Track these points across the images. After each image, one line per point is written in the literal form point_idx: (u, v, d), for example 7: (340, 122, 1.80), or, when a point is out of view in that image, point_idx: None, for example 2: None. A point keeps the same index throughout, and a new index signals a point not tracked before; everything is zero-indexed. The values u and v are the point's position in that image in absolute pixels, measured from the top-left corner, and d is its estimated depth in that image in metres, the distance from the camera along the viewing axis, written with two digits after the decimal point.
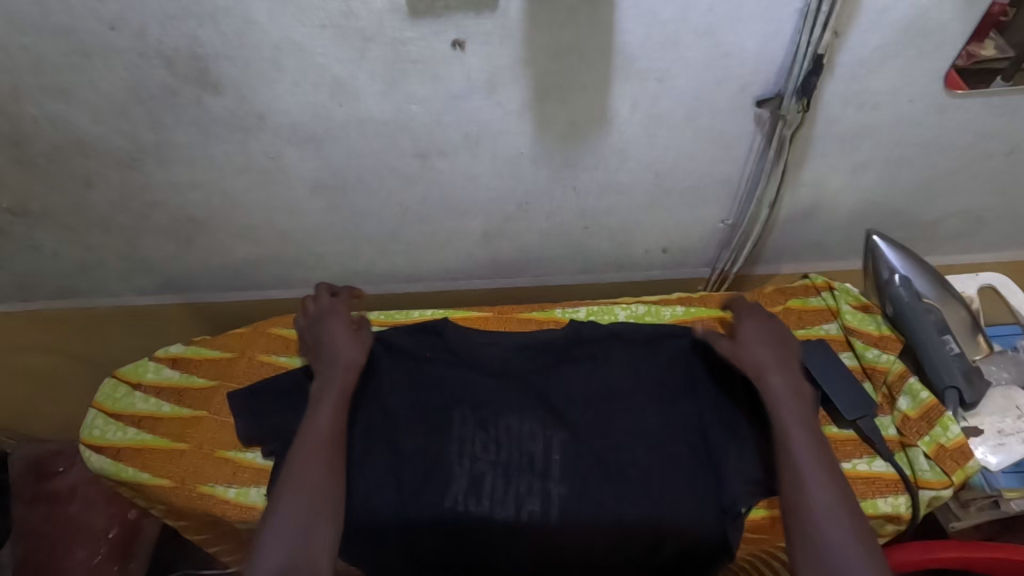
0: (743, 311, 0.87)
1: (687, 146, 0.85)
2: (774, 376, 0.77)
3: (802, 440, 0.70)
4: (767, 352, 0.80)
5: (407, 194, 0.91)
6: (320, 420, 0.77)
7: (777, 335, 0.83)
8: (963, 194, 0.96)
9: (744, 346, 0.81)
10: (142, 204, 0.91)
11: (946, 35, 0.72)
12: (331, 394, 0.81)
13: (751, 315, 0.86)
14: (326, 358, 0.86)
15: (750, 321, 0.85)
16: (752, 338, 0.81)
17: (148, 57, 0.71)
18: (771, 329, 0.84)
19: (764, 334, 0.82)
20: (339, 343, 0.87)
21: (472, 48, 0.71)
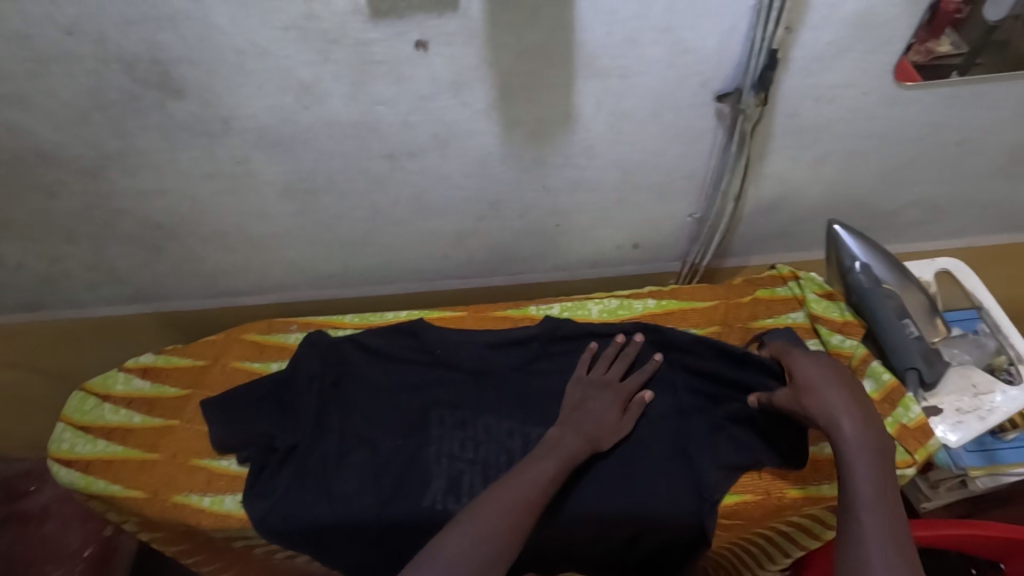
0: (796, 357, 0.81)
1: (652, 143, 0.87)
2: (845, 423, 0.69)
3: (874, 513, 0.60)
4: (837, 397, 0.72)
5: (378, 196, 0.91)
6: (535, 473, 0.73)
7: (846, 379, 0.75)
8: (918, 184, 1.00)
9: (807, 393, 0.74)
10: (107, 212, 0.90)
11: (894, 29, 0.75)
12: (560, 452, 0.78)
13: (809, 359, 0.80)
14: (573, 422, 0.84)
15: (810, 365, 0.78)
16: (815, 382, 0.75)
17: (108, 63, 0.70)
18: (834, 370, 0.77)
19: (828, 376, 0.75)
20: (587, 420, 0.84)
21: (435, 49, 0.72)
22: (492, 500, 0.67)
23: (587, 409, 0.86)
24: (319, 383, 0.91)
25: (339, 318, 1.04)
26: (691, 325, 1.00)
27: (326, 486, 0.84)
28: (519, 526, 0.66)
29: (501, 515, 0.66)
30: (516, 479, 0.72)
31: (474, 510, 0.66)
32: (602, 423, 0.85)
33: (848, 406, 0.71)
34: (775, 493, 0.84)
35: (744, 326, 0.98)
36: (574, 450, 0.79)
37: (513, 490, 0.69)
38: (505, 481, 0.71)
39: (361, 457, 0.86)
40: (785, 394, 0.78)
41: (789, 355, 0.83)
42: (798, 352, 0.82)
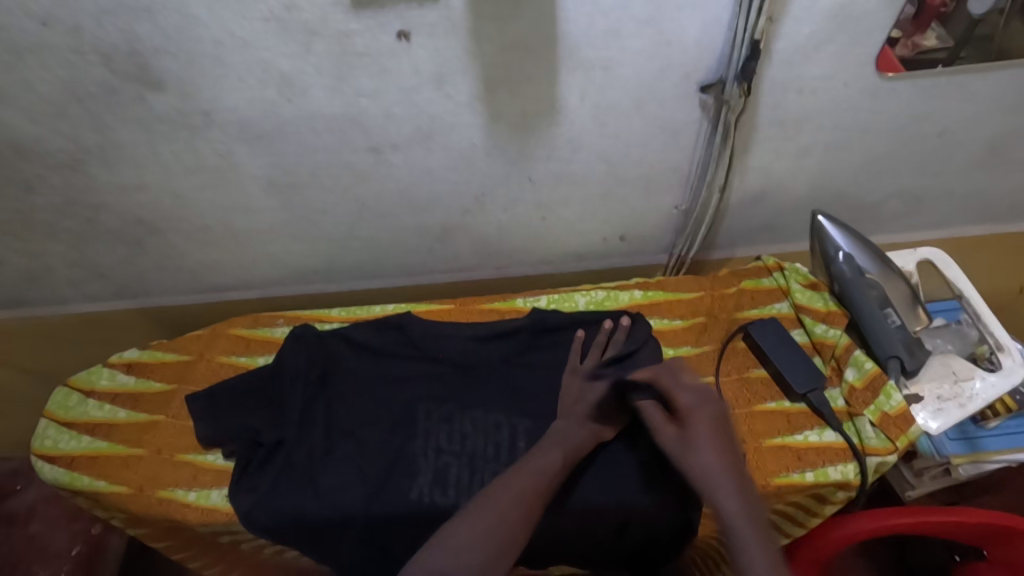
0: (686, 398, 0.76)
1: (637, 134, 0.87)
2: (723, 481, 0.67)
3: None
4: (716, 450, 0.70)
5: (362, 189, 0.91)
6: (540, 464, 0.75)
7: (730, 434, 0.72)
8: (901, 175, 1.01)
9: (692, 446, 0.71)
10: (88, 207, 0.89)
11: (874, 21, 0.75)
12: (566, 444, 0.79)
13: (699, 401, 0.75)
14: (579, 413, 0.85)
15: (703, 411, 0.74)
16: (698, 432, 0.72)
17: (85, 54, 0.69)
18: (722, 421, 0.73)
19: (715, 430, 0.71)
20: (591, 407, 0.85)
21: (417, 40, 0.71)
22: (499, 492, 0.69)
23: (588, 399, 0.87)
24: (304, 378, 0.91)
25: (326, 312, 1.03)
26: (677, 317, 1.00)
27: (312, 480, 0.84)
28: (531, 516, 0.68)
29: (512, 504, 0.68)
30: (524, 468, 0.74)
31: (485, 501, 0.68)
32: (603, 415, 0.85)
33: (730, 473, 0.67)
34: (760, 481, 0.82)
35: (730, 317, 0.99)
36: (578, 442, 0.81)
37: (523, 481, 0.71)
38: (513, 472, 0.73)
39: (347, 451, 0.86)
40: (671, 438, 0.74)
41: (679, 394, 0.77)
42: (694, 389, 0.77)
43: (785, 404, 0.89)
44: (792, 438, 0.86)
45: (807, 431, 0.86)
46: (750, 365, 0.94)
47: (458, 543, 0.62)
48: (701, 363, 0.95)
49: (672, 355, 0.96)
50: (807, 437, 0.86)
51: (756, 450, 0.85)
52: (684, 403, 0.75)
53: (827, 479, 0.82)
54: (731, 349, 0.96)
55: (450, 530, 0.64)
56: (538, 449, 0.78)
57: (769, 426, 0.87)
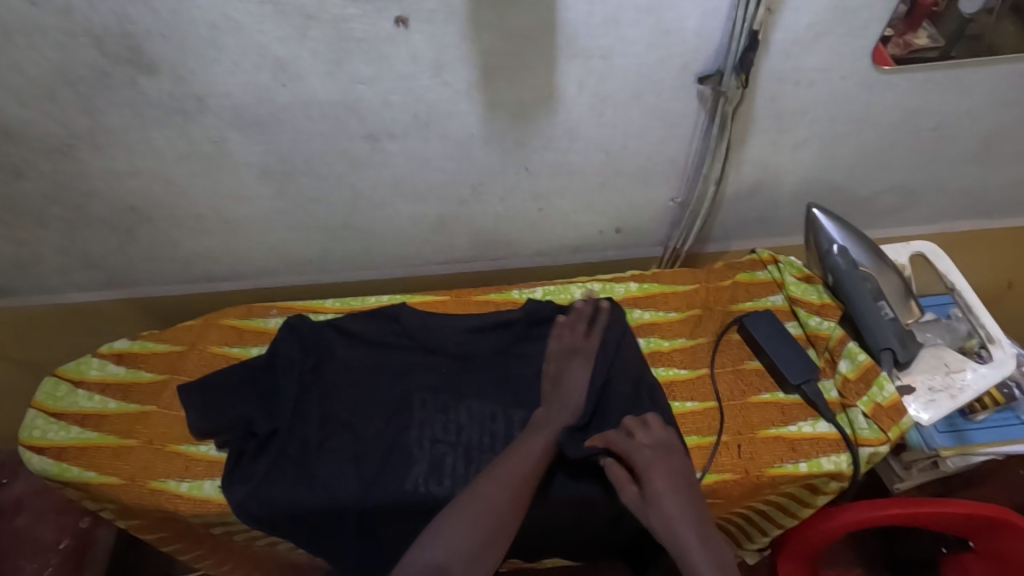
0: (644, 457, 0.75)
1: (634, 125, 0.87)
2: (692, 547, 0.67)
3: None
4: (679, 511, 0.70)
5: (358, 177, 0.90)
6: (529, 448, 0.77)
7: (687, 487, 0.73)
8: (894, 169, 1.02)
9: (656, 508, 0.70)
10: (78, 194, 0.88)
11: (872, 13, 0.76)
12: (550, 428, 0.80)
13: (656, 458, 0.74)
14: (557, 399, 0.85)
15: (661, 467, 0.73)
16: (660, 495, 0.71)
17: (76, 35, 0.68)
18: (679, 474, 0.74)
19: (675, 488, 0.72)
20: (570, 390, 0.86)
21: (416, 27, 0.71)
22: (492, 480, 0.72)
23: (567, 380, 0.88)
24: (299, 367, 0.90)
25: (320, 303, 1.03)
26: (672, 309, 1.00)
27: (307, 469, 0.83)
28: (522, 498, 0.72)
29: (504, 488, 0.71)
30: (517, 454, 0.76)
31: (477, 490, 0.71)
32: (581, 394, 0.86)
33: (694, 524, 0.69)
34: (754, 472, 0.83)
35: (724, 309, 0.99)
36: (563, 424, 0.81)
37: (515, 465, 0.74)
38: (504, 457, 0.75)
39: (341, 442, 0.85)
40: (633, 498, 0.73)
41: (636, 453, 0.75)
42: (650, 443, 0.76)
43: (779, 395, 0.90)
44: (786, 429, 0.86)
45: (801, 422, 0.87)
46: (745, 357, 0.94)
47: (449, 530, 0.67)
48: (696, 355, 0.95)
49: (667, 347, 0.96)
50: (802, 428, 0.86)
51: (750, 442, 0.86)
52: (642, 463, 0.74)
53: (821, 470, 0.82)
54: (726, 341, 0.96)
55: (442, 520, 0.69)
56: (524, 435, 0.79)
57: (764, 417, 0.88)
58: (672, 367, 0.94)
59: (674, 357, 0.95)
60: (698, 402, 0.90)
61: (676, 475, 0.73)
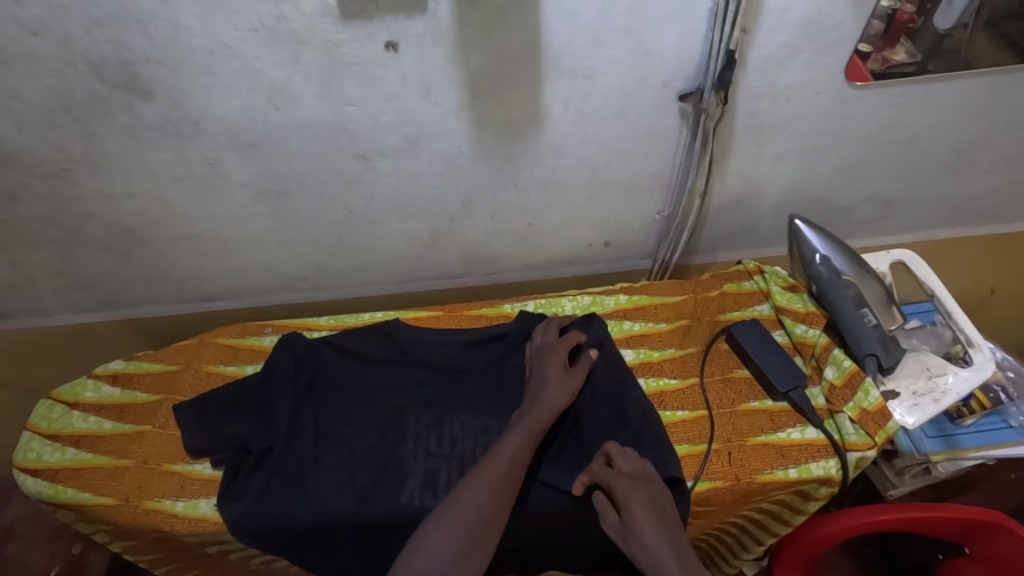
0: (623, 485, 0.73)
1: (619, 141, 0.90)
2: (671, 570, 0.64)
3: None
4: (658, 537, 0.67)
5: (351, 196, 0.92)
6: (509, 450, 0.75)
7: (667, 516, 0.71)
8: (873, 180, 1.05)
9: (635, 534, 0.68)
10: (74, 216, 0.89)
11: (842, 31, 0.79)
12: (526, 423, 0.79)
13: (635, 486, 0.73)
14: (534, 394, 0.84)
15: (639, 495, 0.72)
16: (639, 521, 0.69)
17: (75, 63, 0.70)
18: (658, 503, 0.72)
19: (654, 513, 0.70)
20: (549, 385, 0.84)
21: (405, 50, 0.73)
22: (473, 483, 0.70)
23: (543, 373, 0.86)
24: (294, 383, 0.91)
25: (314, 320, 1.04)
26: (662, 319, 1.02)
27: (302, 485, 0.83)
28: (503, 500, 0.70)
29: (485, 489, 0.70)
30: (494, 455, 0.74)
31: (459, 494, 0.69)
32: (563, 385, 0.84)
33: (672, 546, 0.66)
34: (744, 479, 0.84)
35: (712, 319, 1.01)
36: (542, 421, 0.80)
37: (493, 466, 0.73)
38: (485, 459, 0.74)
39: (336, 458, 0.85)
40: (614, 526, 0.72)
41: (616, 481, 0.74)
42: (629, 470, 0.76)
43: (768, 403, 0.91)
44: (775, 436, 0.88)
45: (789, 429, 0.88)
46: (733, 366, 0.96)
47: (433, 539, 0.64)
48: (685, 364, 0.97)
49: (657, 358, 0.97)
50: (790, 434, 0.88)
51: (740, 449, 0.87)
52: (622, 490, 0.73)
53: (810, 475, 0.84)
54: (715, 350, 0.98)
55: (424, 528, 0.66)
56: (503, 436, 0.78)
57: (753, 424, 0.89)
58: (662, 377, 0.95)
59: (665, 367, 0.96)
60: (688, 411, 0.91)
61: (656, 503, 0.72)
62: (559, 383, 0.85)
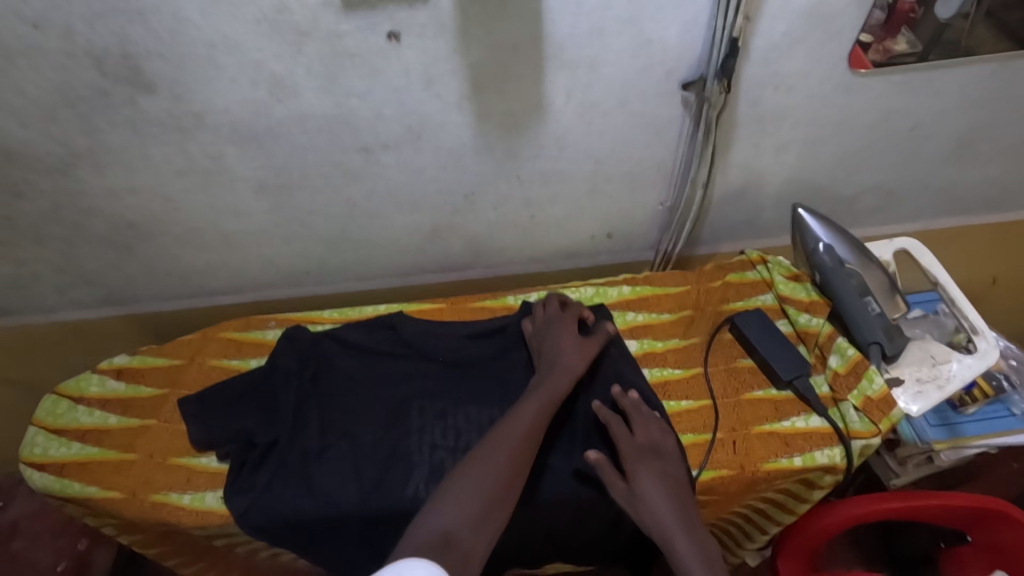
0: (635, 452, 0.77)
1: (621, 132, 0.89)
2: (677, 538, 0.68)
3: None
4: (665, 506, 0.71)
5: (353, 189, 0.92)
6: (525, 417, 0.76)
7: (675, 485, 0.74)
8: (875, 169, 1.05)
9: (642, 502, 0.72)
10: (77, 211, 0.89)
11: (845, 19, 0.79)
12: (543, 391, 0.81)
13: (646, 457, 0.77)
14: (548, 359, 0.87)
15: (649, 464, 0.76)
16: (649, 490, 0.73)
17: (77, 57, 0.70)
18: (668, 472, 0.76)
19: (664, 482, 0.74)
20: (565, 351, 0.87)
21: (407, 41, 0.73)
22: (493, 445, 0.71)
23: (555, 345, 0.88)
24: (298, 377, 0.91)
25: (318, 314, 1.04)
26: (665, 310, 1.02)
27: (307, 477, 0.83)
28: (521, 463, 0.70)
29: (503, 452, 0.70)
30: (510, 423, 0.75)
31: (479, 456, 0.69)
32: (577, 352, 0.87)
33: (678, 515, 0.70)
34: (749, 467, 0.84)
35: (716, 309, 1.01)
36: (558, 387, 0.82)
37: (511, 430, 0.73)
38: (503, 425, 0.75)
39: (341, 450, 0.86)
40: (621, 492, 0.75)
41: (630, 449, 0.77)
42: (643, 435, 0.79)
43: (772, 392, 0.91)
44: (779, 425, 0.88)
45: (794, 418, 0.88)
46: (737, 355, 0.96)
47: (454, 496, 0.64)
48: (690, 355, 0.97)
49: (661, 348, 0.97)
50: (795, 423, 0.88)
51: (745, 438, 0.87)
52: (633, 457, 0.77)
53: (815, 463, 0.84)
54: (719, 340, 0.98)
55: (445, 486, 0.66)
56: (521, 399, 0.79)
57: (758, 414, 0.89)
58: (666, 367, 0.95)
59: (669, 357, 0.96)
60: (693, 401, 0.91)
61: (665, 474, 0.75)
62: (575, 349, 0.88)
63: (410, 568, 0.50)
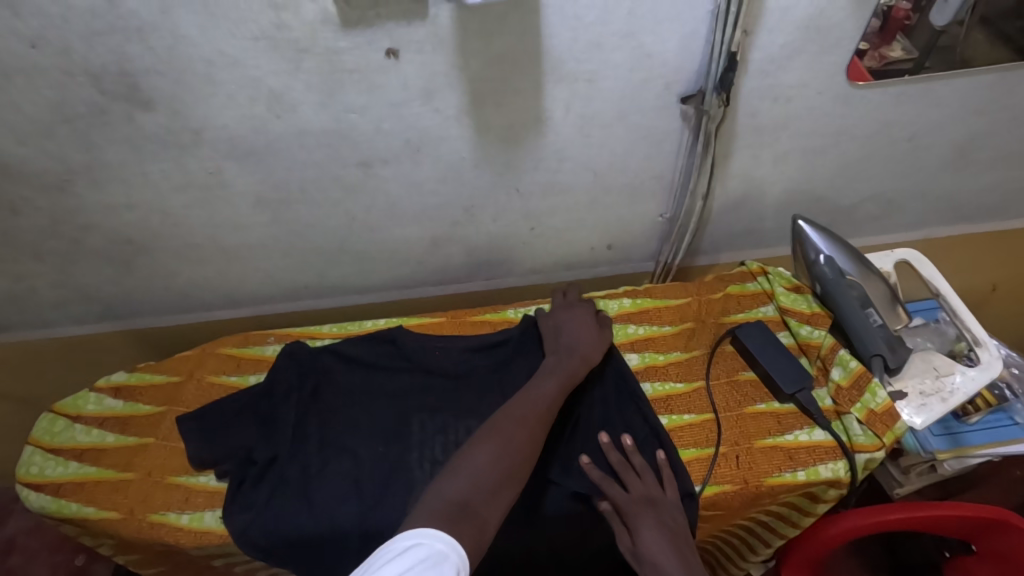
0: (632, 509, 0.77)
1: (620, 144, 0.89)
2: None
3: None
4: (668, 557, 0.71)
5: (351, 203, 0.92)
6: (538, 394, 0.79)
7: (677, 536, 0.74)
8: (874, 179, 1.04)
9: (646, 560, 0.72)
10: (74, 228, 0.89)
11: (842, 32, 0.79)
12: (563, 374, 0.84)
13: (643, 511, 0.76)
14: (565, 346, 0.90)
15: (647, 519, 0.75)
16: (652, 545, 0.73)
17: (74, 75, 0.69)
18: (667, 524, 0.75)
19: (667, 536, 0.74)
20: (577, 340, 0.91)
21: (406, 57, 0.73)
22: (510, 418, 0.74)
23: (576, 335, 0.92)
24: (298, 393, 0.91)
25: (316, 329, 1.03)
26: (666, 322, 1.01)
27: (308, 495, 0.82)
28: (537, 433, 0.74)
29: (520, 426, 0.73)
30: (530, 398, 0.78)
31: (498, 428, 0.72)
32: (595, 343, 0.91)
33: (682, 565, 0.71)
34: (753, 482, 0.84)
35: (717, 321, 1.01)
36: (578, 371, 0.86)
37: (528, 404, 0.77)
38: (514, 401, 0.78)
39: (342, 466, 0.85)
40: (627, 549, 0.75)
41: (626, 505, 0.77)
42: (637, 489, 0.79)
43: (775, 405, 0.91)
44: (782, 438, 0.87)
45: (797, 431, 0.88)
46: (739, 368, 0.95)
47: (472, 464, 0.67)
48: (691, 367, 0.96)
49: (662, 361, 0.97)
50: (798, 436, 0.87)
51: (748, 452, 0.86)
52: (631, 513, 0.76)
53: (819, 478, 0.83)
54: (720, 352, 0.98)
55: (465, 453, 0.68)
56: (535, 381, 0.83)
57: (761, 427, 0.89)
58: (668, 380, 0.95)
59: (670, 370, 0.96)
60: (694, 414, 0.91)
61: (664, 524, 0.75)
62: (591, 339, 0.92)
63: (430, 539, 0.56)
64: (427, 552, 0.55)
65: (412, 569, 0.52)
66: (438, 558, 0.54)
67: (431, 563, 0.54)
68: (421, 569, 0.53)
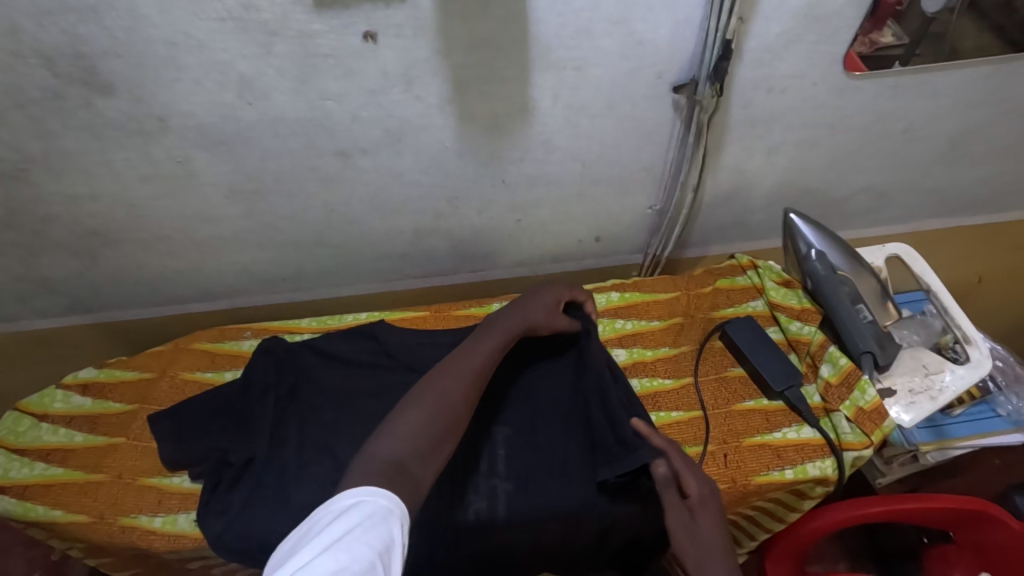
0: (699, 485, 0.70)
1: (610, 135, 0.86)
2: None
3: None
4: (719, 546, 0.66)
5: (330, 195, 0.88)
6: (480, 353, 0.75)
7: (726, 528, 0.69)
8: (867, 171, 1.02)
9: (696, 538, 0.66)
10: (34, 219, 0.84)
11: (840, 20, 0.76)
12: (501, 332, 0.79)
13: (707, 492, 0.70)
14: (521, 303, 0.84)
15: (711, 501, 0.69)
16: (706, 524, 0.67)
17: (23, 57, 0.65)
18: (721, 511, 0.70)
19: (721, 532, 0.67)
20: (534, 303, 0.84)
21: (384, 41, 0.69)
22: (444, 374, 0.71)
23: (533, 301, 0.84)
24: (275, 392, 0.87)
25: (296, 323, 1.00)
26: (654, 317, 1.00)
27: (285, 497, 0.79)
28: (474, 393, 0.71)
29: (455, 388, 0.69)
30: (463, 355, 0.75)
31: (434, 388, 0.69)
32: (545, 305, 0.84)
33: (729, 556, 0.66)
34: (740, 481, 0.83)
35: (706, 316, 0.99)
36: (517, 332, 0.80)
37: (465, 361, 0.73)
38: (454, 359, 0.74)
39: (321, 468, 0.81)
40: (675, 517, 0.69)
41: (694, 478, 0.71)
42: (697, 469, 0.73)
43: (764, 402, 0.90)
44: (770, 436, 0.86)
45: (785, 428, 0.87)
46: (728, 364, 0.94)
47: (408, 425, 0.63)
48: (680, 363, 0.95)
49: (650, 357, 0.95)
50: (786, 434, 0.86)
51: (736, 450, 0.85)
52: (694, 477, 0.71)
53: (807, 476, 0.82)
54: (709, 348, 0.96)
55: (397, 415, 0.64)
56: (474, 339, 0.78)
57: (749, 425, 0.88)
58: (656, 377, 0.93)
59: (658, 366, 0.94)
60: (683, 412, 0.90)
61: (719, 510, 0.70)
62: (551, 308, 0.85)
63: (374, 495, 0.52)
64: (373, 508, 0.51)
65: (360, 524, 0.48)
66: (385, 514, 0.51)
67: (378, 518, 0.50)
68: (370, 524, 0.49)
